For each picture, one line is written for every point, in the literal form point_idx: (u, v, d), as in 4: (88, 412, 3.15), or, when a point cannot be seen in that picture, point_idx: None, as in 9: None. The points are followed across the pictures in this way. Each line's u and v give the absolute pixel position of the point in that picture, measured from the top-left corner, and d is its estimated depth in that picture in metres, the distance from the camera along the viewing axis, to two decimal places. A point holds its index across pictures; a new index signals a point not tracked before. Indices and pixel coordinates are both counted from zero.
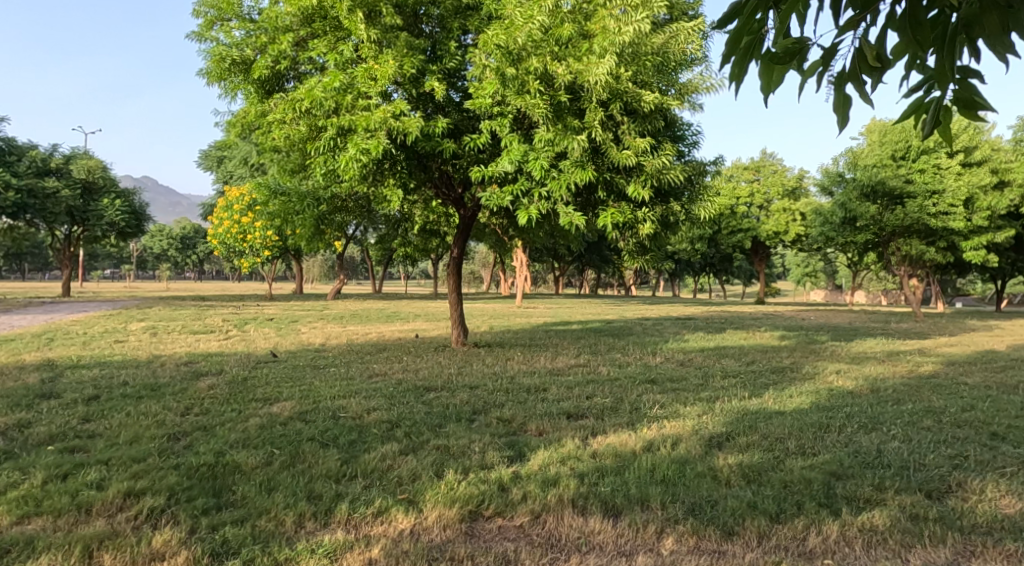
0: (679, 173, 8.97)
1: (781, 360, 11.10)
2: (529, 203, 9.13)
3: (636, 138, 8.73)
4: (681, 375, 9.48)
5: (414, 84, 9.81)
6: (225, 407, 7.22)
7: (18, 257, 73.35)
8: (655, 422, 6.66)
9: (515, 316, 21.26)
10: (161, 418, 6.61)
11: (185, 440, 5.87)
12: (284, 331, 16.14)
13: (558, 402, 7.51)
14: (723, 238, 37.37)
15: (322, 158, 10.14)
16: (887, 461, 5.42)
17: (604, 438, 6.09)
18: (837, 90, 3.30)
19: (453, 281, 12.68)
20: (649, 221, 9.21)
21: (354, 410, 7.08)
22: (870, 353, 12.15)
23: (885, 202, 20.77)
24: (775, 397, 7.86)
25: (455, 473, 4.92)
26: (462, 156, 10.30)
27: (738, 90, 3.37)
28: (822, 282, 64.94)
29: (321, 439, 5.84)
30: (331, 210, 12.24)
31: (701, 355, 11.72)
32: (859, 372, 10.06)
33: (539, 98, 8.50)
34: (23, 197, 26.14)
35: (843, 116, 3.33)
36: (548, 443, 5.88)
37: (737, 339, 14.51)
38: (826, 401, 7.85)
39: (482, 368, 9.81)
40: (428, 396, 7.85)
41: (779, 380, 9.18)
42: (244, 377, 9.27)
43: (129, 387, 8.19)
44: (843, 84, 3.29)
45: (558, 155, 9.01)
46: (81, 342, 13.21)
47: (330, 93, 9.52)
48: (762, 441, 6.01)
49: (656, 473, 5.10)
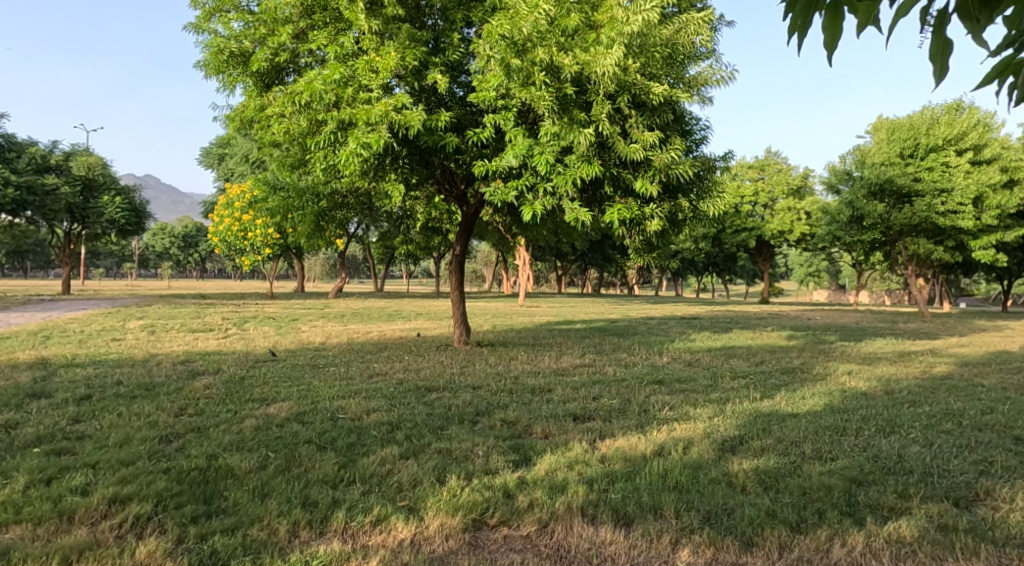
0: (688, 168, 8.74)
1: (791, 360, 10.85)
2: (534, 199, 8.90)
3: (644, 132, 8.50)
4: (690, 375, 9.24)
5: (416, 76, 9.59)
6: (220, 408, 6.99)
7: (19, 254, 73.09)
8: (664, 424, 6.43)
9: (518, 315, 20.99)
10: (153, 419, 6.38)
11: (177, 443, 5.65)
12: (285, 330, 15.91)
13: (564, 403, 7.27)
14: (727, 237, 37.06)
15: (322, 153, 9.93)
16: (909, 466, 5.19)
17: (612, 441, 5.87)
18: (936, 33, 3.05)
19: (456, 279, 12.45)
20: (657, 217, 8.98)
21: (353, 411, 6.85)
22: (881, 354, 11.90)
23: (892, 201, 20.49)
24: (787, 399, 7.63)
25: (458, 479, 4.69)
26: (465, 151, 10.07)
27: (798, 45, 3.15)
28: (826, 281, 64.64)
29: (319, 442, 5.62)
30: (332, 207, 12.00)
31: (709, 355, 11.48)
32: (872, 373, 9.82)
33: (545, 90, 8.29)
34: (23, 193, 25.92)
35: (943, 64, 3.06)
36: (554, 446, 5.65)
37: (745, 338, 14.26)
38: (840, 403, 7.61)
39: (485, 368, 9.58)
40: (430, 397, 7.62)
41: (790, 382, 8.93)
42: (242, 377, 9.04)
43: (123, 386, 7.97)
44: (943, 25, 3.04)
45: (564, 150, 8.80)
46: (77, 340, 12.97)
47: (330, 86, 9.32)
48: (777, 445, 5.78)
49: (668, 479, 4.88)
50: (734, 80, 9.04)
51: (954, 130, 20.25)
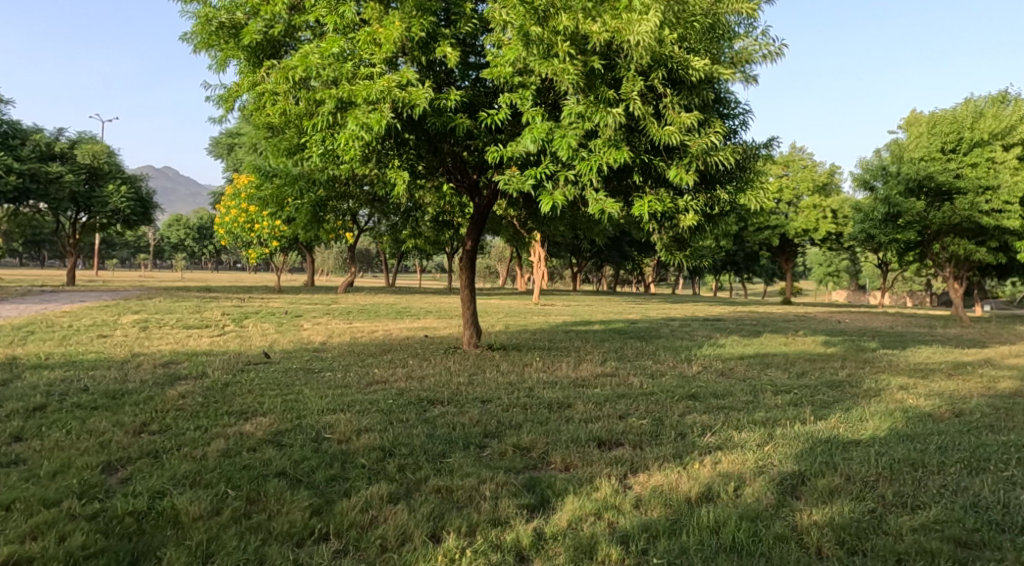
0: (729, 156, 7.68)
1: (836, 372, 9.75)
2: (553, 189, 7.91)
3: (680, 113, 7.43)
4: (726, 389, 8.20)
5: (424, 50, 8.58)
6: (190, 423, 6.06)
7: (34, 243, 72.85)
8: (708, 455, 5.44)
9: (532, 314, 20.01)
10: (106, 439, 5.47)
11: (124, 472, 4.73)
12: (286, 327, 15.02)
13: (586, 424, 6.27)
14: (750, 235, 35.73)
15: (320, 136, 8.98)
16: (1021, 522, 4.19)
17: (648, 477, 4.89)
18: None
19: (467, 277, 11.44)
20: (692, 211, 7.95)
21: (341, 431, 5.88)
22: (932, 365, 10.76)
23: (930, 199, 19.38)
24: (845, 422, 6.62)
25: (458, 537, 3.77)
26: (477, 136, 9.07)
27: None
28: (845, 282, 63.31)
29: (293, 474, 4.67)
30: (333, 196, 11.00)
31: (743, 364, 10.42)
32: (929, 388, 8.71)
33: (569, 62, 7.30)
34: (25, 181, 25.11)
35: None
36: (577, 483, 4.68)
37: (778, 344, 13.18)
38: (906, 428, 6.54)
39: (496, 377, 8.57)
40: (432, 413, 6.63)
41: (841, 399, 7.87)
42: (225, 383, 8.08)
43: (88, 394, 7.07)
44: None
45: (588, 134, 7.82)
46: (61, 337, 12.13)
47: (328, 61, 8.41)
48: (849, 485, 4.77)
49: (722, 536, 3.93)
50: (782, 56, 7.98)
51: (1001, 124, 19.23)
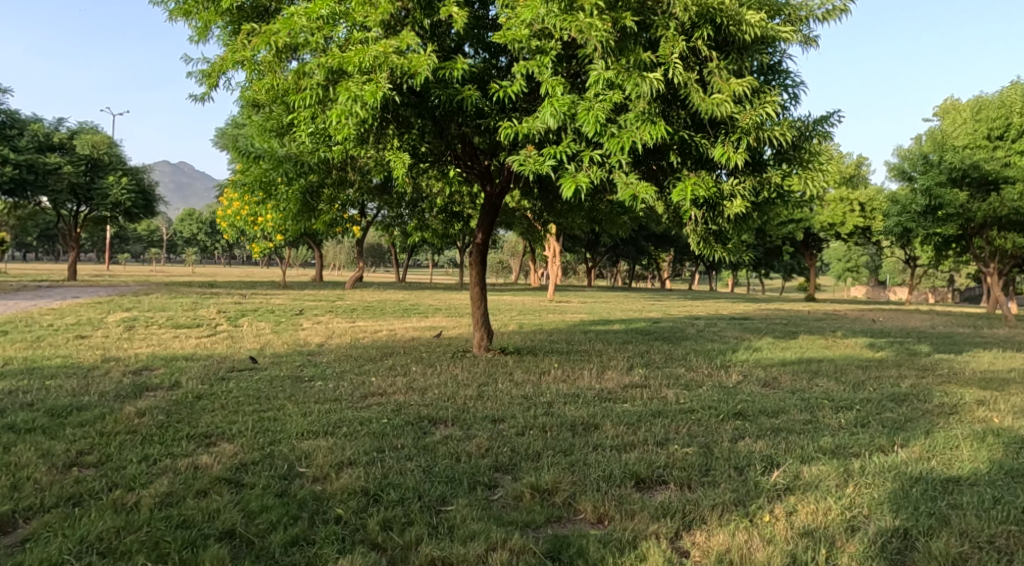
0: (784, 131, 6.52)
1: (896, 383, 8.52)
2: (576, 172, 6.72)
3: (728, 80, 6.29)
4: (777, 405, 7.02)
5: (427, 10, 7.49)
6: (134, 453, 4.94)
7: (47, 236, 72.10)
8: (779, 500, 4.31)
9: (546, 312, 18.85)
10: (23, 477, 4.36)
11: (25, 529, 3.64)
12: (284, 326, 13.94)
13: (621, 454, 5.12)
14: (773, 229, 34.34)
15: (307, 112, 7.82)
16: None
17: (710, 535, 3.77)
18: None
19: (476, 273, 10.24)
20: (740, 198, 6.79)
21: (319, 464, 4.79)
22: (1001, 374, 9.46)
23: (975, 189, 17.90)
24: (934, 453, 5.43)
25: None
26: (488, 114, 7.93)
27: None
28: (866, 278, 61.53)
29: (242, 534, 3.58)
30: (327, 181, 9.87)
31: (788, 372, 9.21)
32: (1012, 403, 7.47)
33: (598, 18, 6.19)
34: (21, 172, 24.14)
35: None
36: (618, 547, 3.58)
37: (820, 348, 11.90)
38: (1011, 459, 5.35)
39: (509, 390, 7.42)
40: (433, 438, 5.50)
41: (914, 418, 6.69)
42: (196, 396, 6.99)
43: (29, 412, 6.00)
44: None
45: (619, 108, 6.65)
46: (35, 338, 11.11)
47: (315, 24, 7.32)
48: (977, 552, 3.66)
49: None
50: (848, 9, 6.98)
51: None
